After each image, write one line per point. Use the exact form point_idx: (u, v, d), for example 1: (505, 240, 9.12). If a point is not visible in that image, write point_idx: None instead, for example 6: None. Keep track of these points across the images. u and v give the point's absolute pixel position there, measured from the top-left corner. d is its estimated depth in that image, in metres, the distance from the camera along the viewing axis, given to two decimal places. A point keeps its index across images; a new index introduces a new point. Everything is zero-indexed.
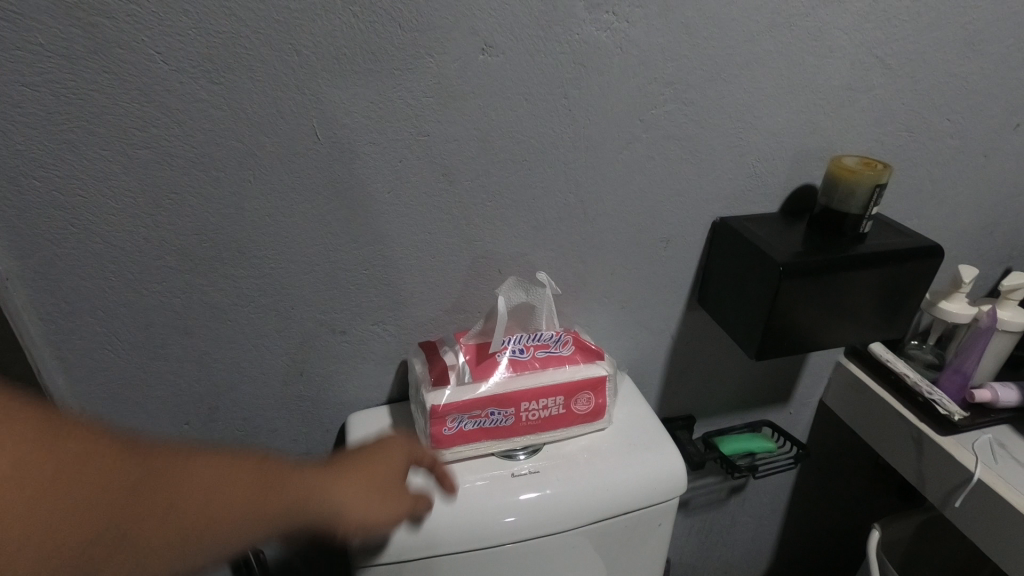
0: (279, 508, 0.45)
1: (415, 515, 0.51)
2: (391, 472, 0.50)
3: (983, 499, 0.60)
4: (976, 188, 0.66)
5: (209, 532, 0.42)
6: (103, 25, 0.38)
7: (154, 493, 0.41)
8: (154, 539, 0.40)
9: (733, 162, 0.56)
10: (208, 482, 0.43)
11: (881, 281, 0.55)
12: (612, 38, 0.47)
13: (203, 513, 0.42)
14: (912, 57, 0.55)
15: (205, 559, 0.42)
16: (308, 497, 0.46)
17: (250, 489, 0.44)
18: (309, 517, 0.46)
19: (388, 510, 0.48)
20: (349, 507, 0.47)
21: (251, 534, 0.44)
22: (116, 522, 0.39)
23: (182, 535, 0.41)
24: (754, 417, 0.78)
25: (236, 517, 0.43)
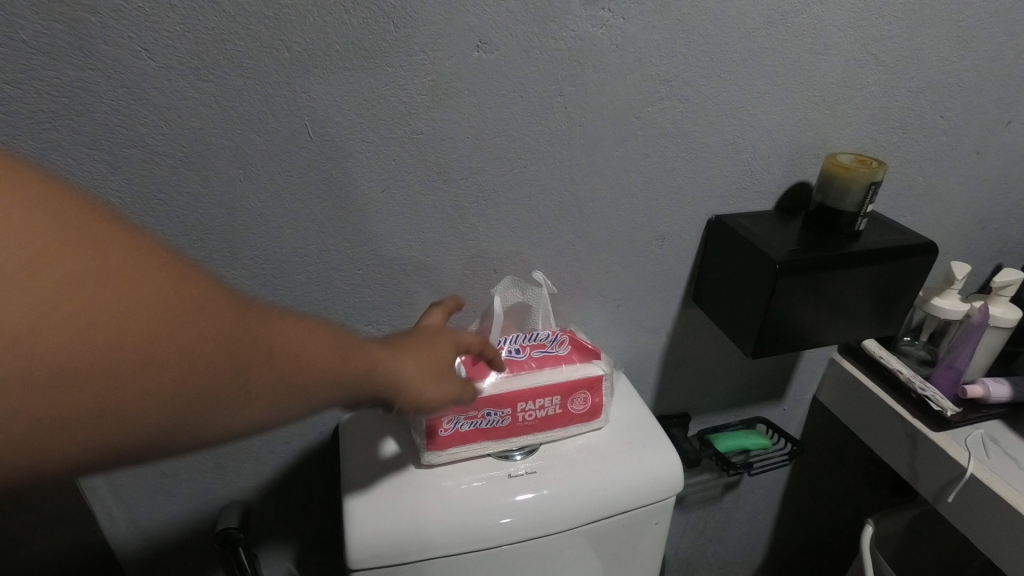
0: (369, 369, 0.36)
1: (463, 402, 0.45)
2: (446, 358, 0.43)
3: (975, 494, 0.60)
4: (968, 185, 0.66)
5: (295, 400, 0.33)
6: (86, 21, 0.37)
7: (242, 343, 0.30)
8: (233, 397, 0.30)
9: (728, 160, 0.56)
10: (300, 340, 0.33)
11: (876, 278, 0.55)
12: (608, 34, 0.46)
13: (292, 367, 0.32)
14: (906, 54, 0.55)
15: (282, 419, 0.33)
16: (387, 362, 0.38)
17: (339, 351, 0.35)
18: (385, 385, 0.38)
19: (447, 397, 0.42)
20: (416, 379, 0.40)
21: (334, 402, 0.35)
22: (207, 361, 0.29)
23: (268, 394, 0.31)
24: (748, 414, 0.78)
25: (325, 383, 0.34)
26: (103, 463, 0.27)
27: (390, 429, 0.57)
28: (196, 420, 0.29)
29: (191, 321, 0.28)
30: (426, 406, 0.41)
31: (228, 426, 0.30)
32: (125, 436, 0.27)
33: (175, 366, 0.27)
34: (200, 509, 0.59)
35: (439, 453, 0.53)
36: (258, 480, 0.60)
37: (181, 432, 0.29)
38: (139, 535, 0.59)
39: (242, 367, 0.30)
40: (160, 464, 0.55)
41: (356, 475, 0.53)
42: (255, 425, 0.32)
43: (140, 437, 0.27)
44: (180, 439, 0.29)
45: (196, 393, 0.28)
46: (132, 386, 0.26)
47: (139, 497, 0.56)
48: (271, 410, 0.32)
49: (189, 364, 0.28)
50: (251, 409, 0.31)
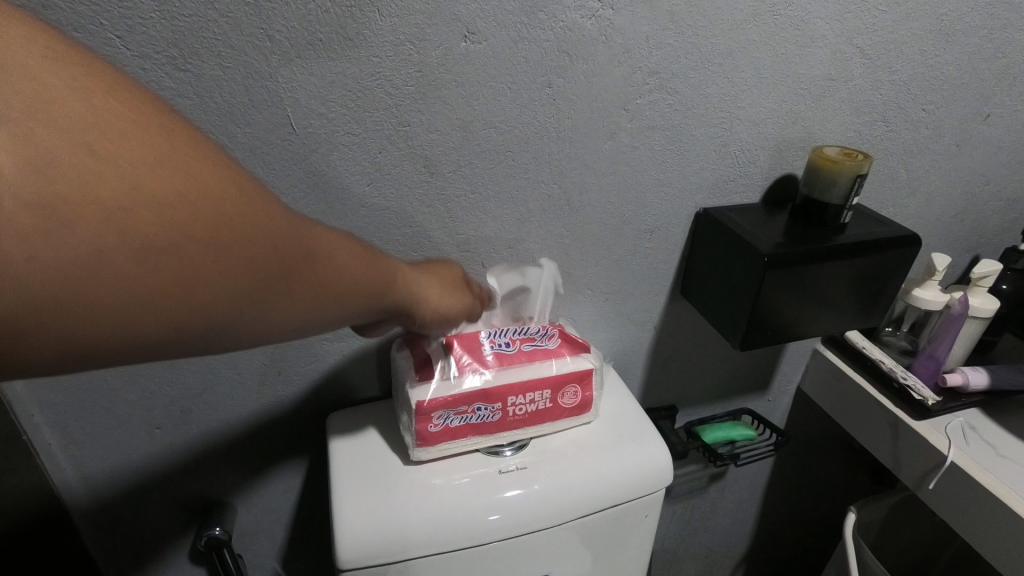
0: (391, 278, 0.37)
1: (472, 315, 0.48)
2: (458, 282, 0.47)
3: (955, 481, 0.62)
4: (948, 178, 0.67)
5: (340, 304, 0.33)
6: (56, 8, 0.35)
7: (295, 239, 0.29)
8: (290, 293, 0.29)
9: (716, 153, 0.56)
10: (337, 244, 0.33)
11: (860, 271, 0.56)
12: (597, 25, 0.46)
13: (337, 269, 0.32)
14: (890, 47, 0.55)
15: (327, 325, 0.33)
16: (406, 278, 0.39)
17: (369, 261, 0.35)
18: (409, 304, 0.40)
19: (461, 316, 0.46)
20: (439, 297, 0.43)
21: (367, 312, 0.35)
22: (270, 251, 0.28)
23: (321, 293, 0.31)
24: (734, 405, 0.79)
25: (363, 289, 0.34)
26: (169, 353, 0.26)
27: (378, 427, 0.56)
28: (257, 316, 0.28)
29: (253, 206, 0.27)
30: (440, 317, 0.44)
31: (285, 324, 0.30)
32: (196, 323, 0.26)
33: (241, 251, 0.26)
34: (183, 511, 0.58)
35: (429, 449, 0.52)
36: (243, 480, 0.59)
37: (243, 325, 0.28)
38: (120, 539, 0.57)
39: (317, 270, 0.31)
40: (141, 466, 0.54)
41: (344, 474, 0.52)
42: (306, 327, 0.31)
43: (209, 325, 0.26)
44: (244, 333, 0.28)
45: (262, 284, 0.28)
46: (208, 267, 0.25)
47: (119, 500, 0.55)
48: (323, 310, 0.32)
49: (253, 250, 0.27)
50: (304, 308, 0.30)
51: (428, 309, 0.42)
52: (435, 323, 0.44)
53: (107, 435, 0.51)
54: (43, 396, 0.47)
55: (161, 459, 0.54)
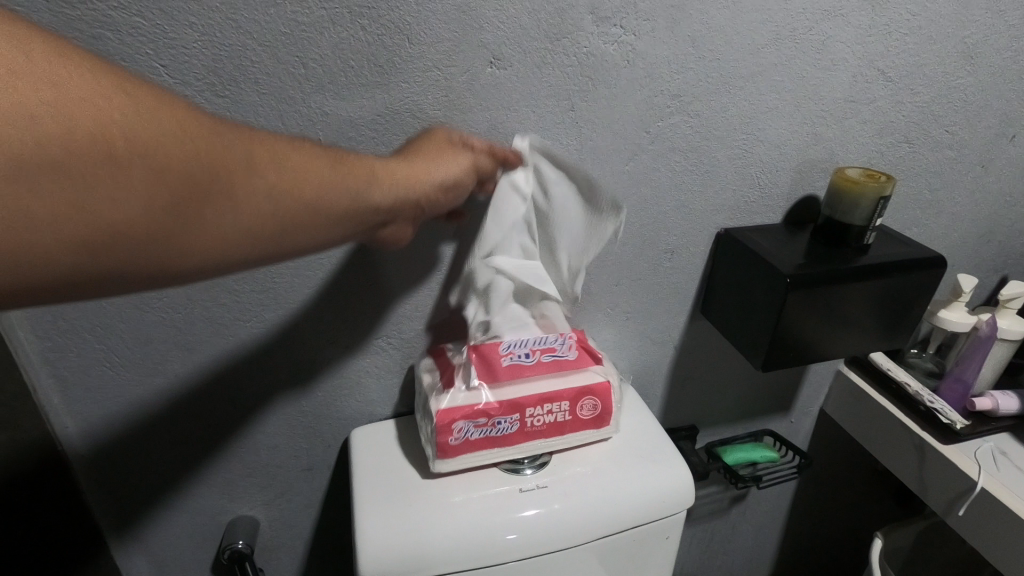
0: (369, 175, 0.38)
1: (479, 170, 0.45)
2: (444, 153, 0.43)
3: (985, 507, 0.60)
4: (974, 198, 0.67)
5: (305, 213, 0.35)
6: (106, 39, 0.37)
7: (217, 149, 0.31)
8: (238, 202, 0.32)
9: (737, 174, 0.56)
10: (282, 149, 0.34)
11: (886, 289, 0.55)
12: (619, 50, 0.47)
13: (289, 174, 0.34)
14: (912, 70, 0.55)
15: (307, 241, 0.35)
16: (385, 172, 0.39)
17: (332, 165, 0.36)
18: (376, 199, 0.38)
19: (447, 199, 0.43)
20: (415, 180, 0.40)
21: (349, 222, 0.37)
22: (191, 163, 0.30)
23: (280, 201, 0.33)
24: (755, 427, 0.78)
25: (330, 190, 0.36)
26: (151, 283, 0.30)
27: (399, 443, 0.57)
28: (180, 221, 0.30)
29: (151, 125, 0.29)
30: (440, 194, 0.42)
31: (216, 228, 0.31)
32: (145, 247, 0.29)
33: (153, 167, 0.28)
34: (207, 523, 0.59)
35: (450, 462, 0.52)
36: (266, 494, 0.60)
37: (206, 242, 0.31)
38: (145, 549, 0.59)
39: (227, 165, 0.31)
40: (168, 475, 0.56)
41: (366, 490, 0.53)
42: (280, 238, 0.34)
43: (163, 251, 0.30)
44: (212, 252, 0.31)
45: (196, 198, 0.30)
46: (122, 189, 0.27)
47: (146, 509, 0.57)
48: (292, 217, 0.34)
49: (166, 165, 0.29)
50: (264, 216, 0.33)
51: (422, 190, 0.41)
52: (438, 203, 0.42)
53: (138, 445, 0.53)
54: (79, 406, 0.50)
55: (187, 470, 0.56)
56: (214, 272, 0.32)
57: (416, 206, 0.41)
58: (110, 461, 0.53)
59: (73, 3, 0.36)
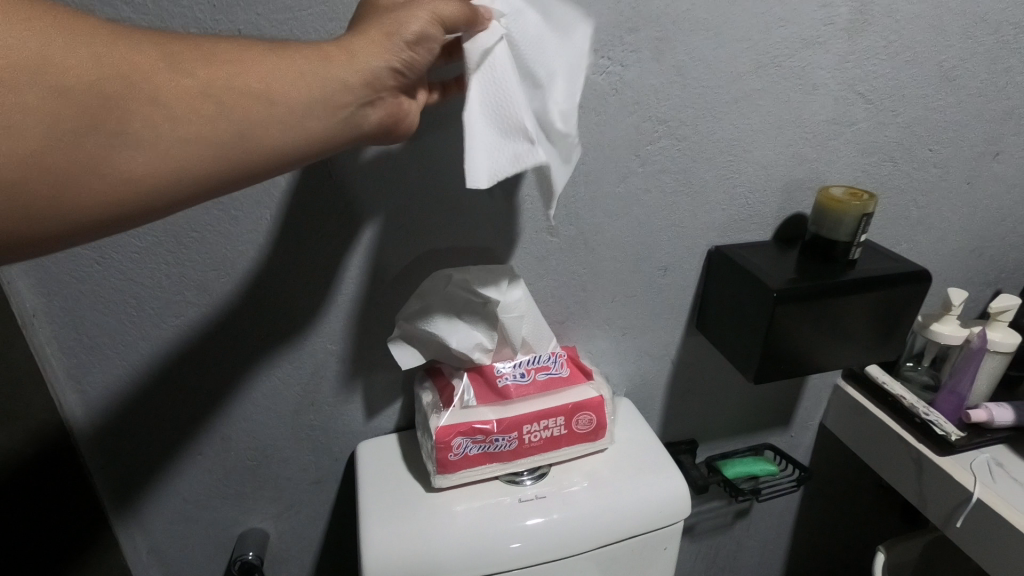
0: (320, 55, 0.36)
1: (446, 22, 0.37)
2: (393, 13, 0.37)
3: (983, 519, 0.61)
4: (962, 214, 0.68)
5: (251, 107, 0.35)
6: None
7: (129, 58, 0.32)
8: (175, 107, 0.33)
9: (725, 194, 0.58)
10: (212, 48, 0.34)
11: (872, 305, 0.57)
12: (608, 79, 0.49)
13: (223, 70, 0.34)
14: (892, 92, 0.58)
15: (272, 140, 0.36)
16: (332, 51, 0.36)
17: (273, 56, 0.36)
18: (327, 81, 0.36)
19: (415, 65, 0.38)
20: (365, 52, 0.37)
21: (315, 110, 0.36)
22: (102, 76, 0.31)
23: (221, 99, 0.34)
24: (755, 441, 0.79)
25: (276, 79, 0.35)
26: (120, 211, 0.32)
27: (403, 456, 0.59)
28: (117, 137, 0.31)
29: (45, 44, 0.29)
30: (407, 54, 0.37)
31: (158, 136, 0.32)
32: (89, 173, 0.31)
33: (59, 88, 0.29)
34: (220, 534, 0.61)
35: (449, 477, 0.54)
36: (276, 506, 0.62)
37: (159, 155, 0.32)
38: (160, 559, 0.61)
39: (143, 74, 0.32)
40: (182, 486, 0.58)
41: (371, 501, 0.55)
42: (239, 138, 0.35)
43: (112, 173, 0.31)
44: (169, 166, 0.33)
45: (123, 111, 0.31)
46: (36, 113, 0.29)
47: (160, 520, 0.59)
48: (241, 114, 0.34)
49: (77, 82, 0.30)
50: (211, 119, 0.34)
51: (384, 55, 0.37)
52: (411, 71, 0.38)
53: (153, 457, 0.56)
54: (100, 419, 0.53)
55: (200, 482, 0.58)
56: (184, 189, 0.34)
57: (388, 77, 0.38)
58: (127, 471, 0.56)
59: None
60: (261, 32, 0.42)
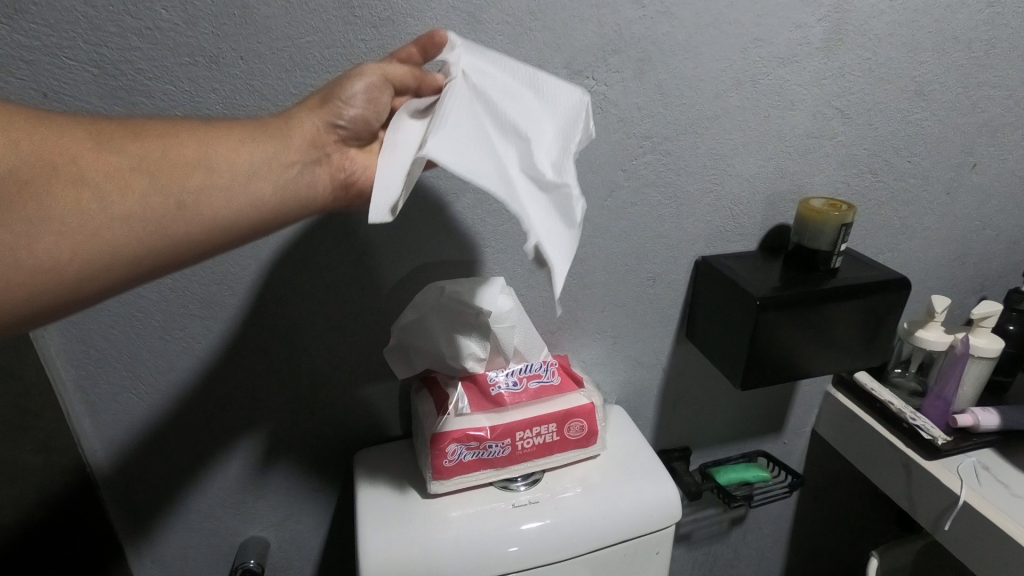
0: (258, 124, 0.41)
1: (383, 80, 0.42)
2: (329, 85, 0.42)
3: (970, 521, 0.62)
4: (943, 223, 0.70)
5: (187, 176, 0.38)
6: (142, 104, 0.43)
7: (81, 145, 0.35)
8: (104, 186, 0.35)
9: (710, 206, 0.60)
10: (146, 127, 0.38)
11: (854, 312, 0.59)
12: (593, 99, 0.52)
13: (157, 145, 0.37)
14: (868, 107, 0.60)
15: (211, 206, 0.38)
16: (274, 121, 0.41)
17: (209, 130, 0.39)
18: (274, 144, 0.40)
19: (358, 123, 0.43)
20: (306, 117, 0.41)
21: (263, 170, 0.40)
22: (58, 164, 0.34)
23: (155, 173, 0.37)
24: (748, 448, 0.80)
25: (212, 148, 0.39)
26: (49, 291, 0.34)
27: (400, 463, 0.61)
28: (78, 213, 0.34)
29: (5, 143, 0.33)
30: (349, 109, 0.42)
31: (115, 209, 0.35)
32: (9, 256, 0.32)
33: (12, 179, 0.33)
34: (221, 543, 0.63)
35: (444, 483, 0.55)
36: (277, 514, 0.63)
37: (86, 232, 0.35)
38: (162, 568, 0.62)
39: (95, 158, 0.36)
40: (185, 496, 0.60)
41: (369, 507, 0.56)
42: (175, 208, 0.37)
43: (39, 253, 0.33)
44: (96, 242, 0.35)
45: (50, 194, 0.34)
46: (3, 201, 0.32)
47: (163, 530, 0.60)
48: (177, 186, 0.37)
49: (19, 175, 0.33)
50: (144, 193, 0.36)
51: (325, 113, 0.41)
52: (354, 125, 0.42)
53: (158, 467, 0.57)
54: (107, 431, 0.54)
55: (203, 492, 0.60)
56: (116, 262, 0.36)
57: (328, 133, 0.42)
58: (131, 483, 0.57)
59: (116, 77, 0.42)
60: (263, 59, 0.44)
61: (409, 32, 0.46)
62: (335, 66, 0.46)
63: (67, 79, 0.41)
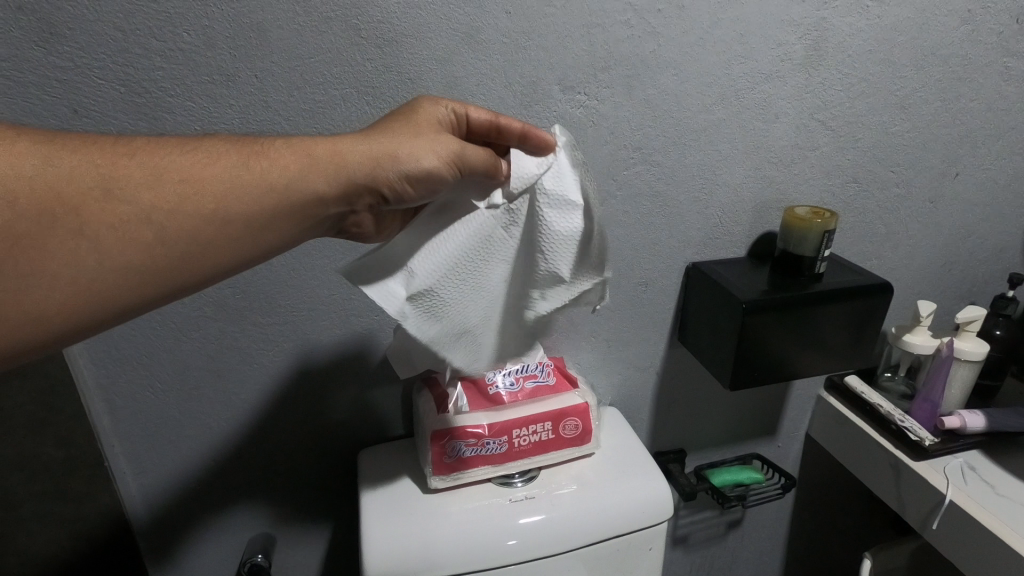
0: (296, 170, 0.39)
1: (441, 163, 0.42)
2: (390, 151, 0.41)
3: (957, 520, 0.63)
4: (928, 231, 0.73)
5: (197, 230, 0.37)
6: (164, 119, 0.47)
7: (84, 192, 0.35)
8: (105, 238, 0.35)
9: (699, 214, 0.63)
10: (163, 166, 0.37)
11: (838, 315, 0.61)
12: (585, 113, 0.55)
13: (172, 193, 0.37)
14: (851, 120, 0.63)
15: (215, 261, 0.39)
16: (309, 177, 0.39)
17: (230, 176, 0.38)
18: (301, 204, 0.40)
19: (401, 191, 0.42)
20: (344, 179, 0.40)
21: (278, 222, 0.40)
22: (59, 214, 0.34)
23: (163, 226, 0.37)
24: (743, 451, 0.82)
25: (232, 200, 0.38)
26: (31, 340, 0.35)
27: (402, 460, 0.63)
28: (77, 266, 0.35)
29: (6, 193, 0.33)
30: (404, 180, 0.41)
31: (115, 262, 0.36)
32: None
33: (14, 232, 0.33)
34: (231, 536, 0.65)
35: (444, 478, 0.58)
36: (284, 509, 0.66)
37: (80, 286, 0.35)
38: (173, 561, 0.65)
39: (100, 208, 0.35)
40: (196, 493, 0.62)
41: (372, 503, 0.59)
42: (177, 261, 0.37)
43: (28, 305, 0.34)
44: (94, 294, 0.36)
45: (47, 246, 0.34)
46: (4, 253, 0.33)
47: (175, 524, 0.63)
48: (184, 240, 0.37)
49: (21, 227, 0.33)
50: (147, 246, 0.36)
51: (379, 176, 0.41)
52: (398, 197, 0.42)
53: (171, 464, 0.60)
54: (124, 428, 0.57)
55: (214, 487, 0.63)
56: (109, 312, 0.36)
57: (368, 194, 0.41)
58: (145, 479, 0.60)
59: (141, 94, 0.46)
60: (276, 77, 0.48)
61: (411, 51, 0.49)
62: (342, 83, 0.49)
63: (96, 96, 0.45)
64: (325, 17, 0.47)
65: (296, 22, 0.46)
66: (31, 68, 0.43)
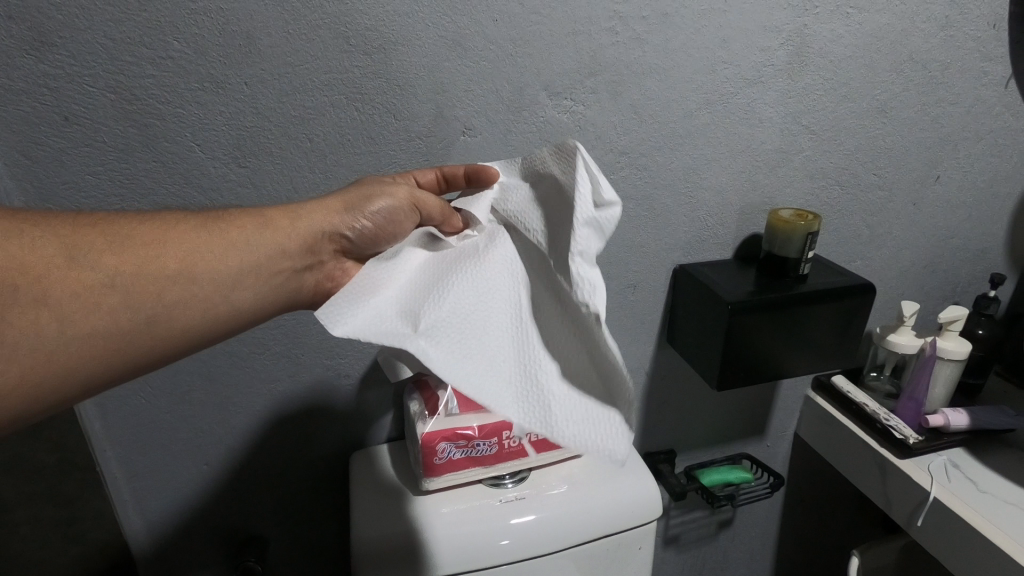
0: (255, 228, 0.42)
1: (394, 204, 0.44)
2: (343, 203, 0.44)
3: (941, 516, 0.64)
4: (911, 232, 0.74)
5: (163, 290, 0.38)
6: (155, 125, 0.47)
7: (45, 262, 0.35)
8: (70, 305, 0.35)
9: (687, 217, 0.64)
10: (126, 234, 0.38)
11: (823, 315, 0.62)
12: (572, 118, 0.56)
13: (135, 257, 0.37)
14: (834, 124, 0.64)
15: (185, 319, 0.39)
16: (270, 231, 0.42)
17: (194, 238, 0.40)
18: (267, 259, 0.41)
19: (360, 238, 0.44)
20: (304, 230, 0.43)
21: (246, 279, 0.41)
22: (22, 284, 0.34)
23: (129, 289, 0.37)
24: (734, 450, 0.83)
25: (195, 259, 0.39)
26: None
27: (393, 462, 0.64)
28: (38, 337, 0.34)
29: None
30: (362, 226, 0.44)
31: (78, 329, 0.35)
32: None
33: None
34: (224, 538, 0.66)
35: (435, 479, 0.58)
36: (276, 510, 0.67)
37: (47, 357, 0.34)
38: (166, 562, 0.65)
39: (63, 278, 0.35)
40: (189, 497, 0.62)
41: (363, 503, 0.60)
42: (143, 323, 0.37)
43: None
44: (59, 365, 0.35)
45: (5, 317, 0.33)
46: None
47: (167, 527, 0.63)
48: (151, 301, 0.37)
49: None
50: (113, 310, 0.36)
51: (336, 224, 0.43)
52: (361, 238, 0.44)
53: (162, 468, 0.60)
54: (116, 433, 0.57)
55: (206, 490, 0.63)
56: (77, 381, 0.36)
57: (329, 241, 0.44)
58: (137, 482, 0.60)
59: (131, 101, 0.46)
60: (266, 84, 0.48)
61: (400, 58, 0.50)
62: (331, 89, 0.50)
63: (86, 103, 0.45)
64: (313, 25, 0.47)
65: (284, 29, 0.47)
66: (21, 76, 0.43)
